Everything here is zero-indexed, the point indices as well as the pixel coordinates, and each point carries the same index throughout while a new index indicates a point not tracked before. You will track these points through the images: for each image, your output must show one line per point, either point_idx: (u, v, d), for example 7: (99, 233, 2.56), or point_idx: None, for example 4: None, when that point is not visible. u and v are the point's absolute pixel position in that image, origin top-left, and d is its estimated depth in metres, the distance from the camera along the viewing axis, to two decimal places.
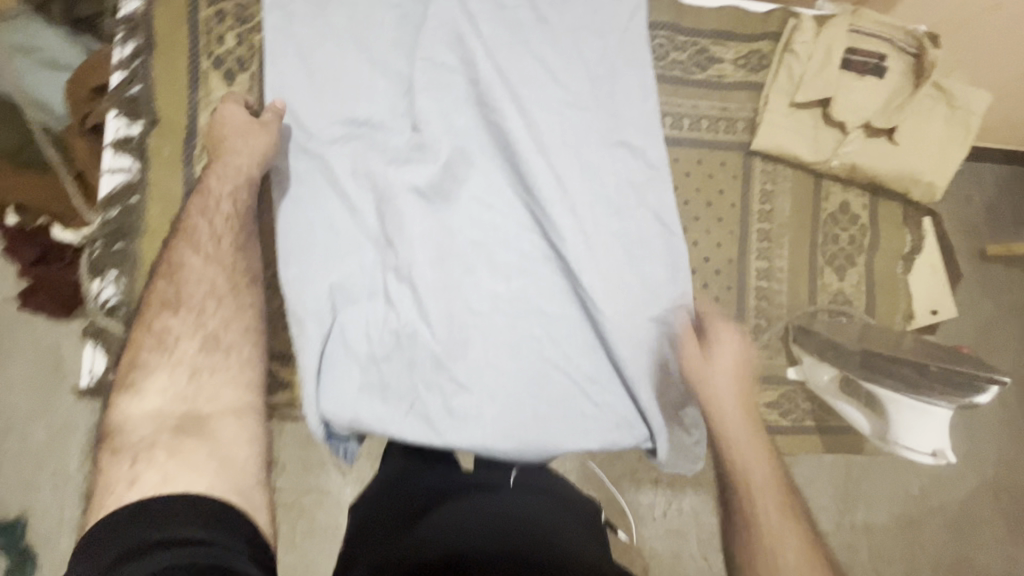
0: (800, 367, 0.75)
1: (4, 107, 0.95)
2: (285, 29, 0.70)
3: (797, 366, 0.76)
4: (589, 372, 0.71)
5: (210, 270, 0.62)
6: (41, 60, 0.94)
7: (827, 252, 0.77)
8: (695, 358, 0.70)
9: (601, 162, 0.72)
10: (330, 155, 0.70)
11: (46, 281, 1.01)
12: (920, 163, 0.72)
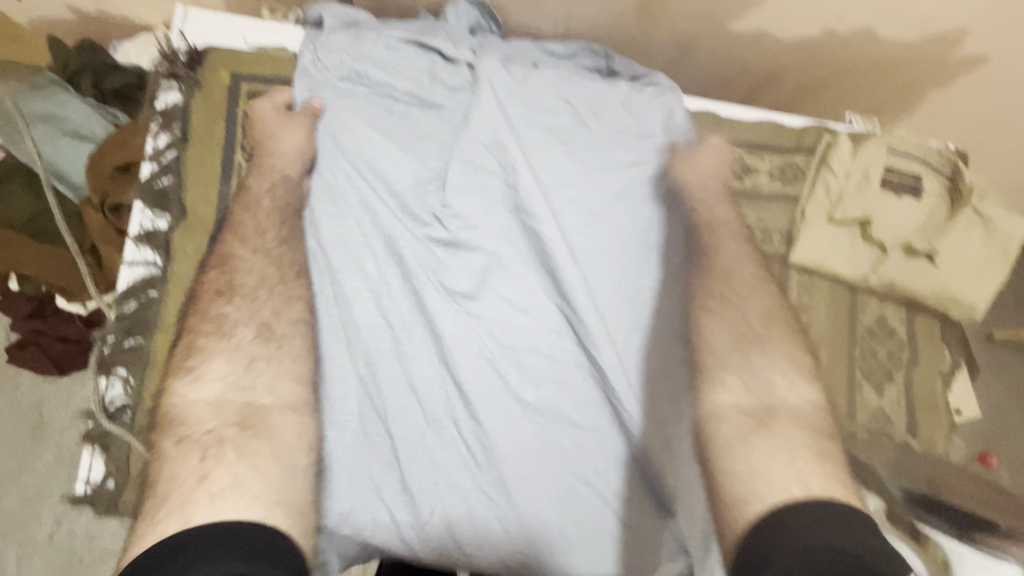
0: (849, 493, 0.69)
1: (20, 174, 0.93)
2: (329, 125, 0.69)
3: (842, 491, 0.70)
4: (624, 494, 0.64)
5: (241, 371, 0.61)
6: (65, 130, 0.93)
7: (866, 367, 0.74)
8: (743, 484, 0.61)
9: (637, 266, 0.70)
10: (360, 253, 0.67)
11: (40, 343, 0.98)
12: (959, 285, 0.72)
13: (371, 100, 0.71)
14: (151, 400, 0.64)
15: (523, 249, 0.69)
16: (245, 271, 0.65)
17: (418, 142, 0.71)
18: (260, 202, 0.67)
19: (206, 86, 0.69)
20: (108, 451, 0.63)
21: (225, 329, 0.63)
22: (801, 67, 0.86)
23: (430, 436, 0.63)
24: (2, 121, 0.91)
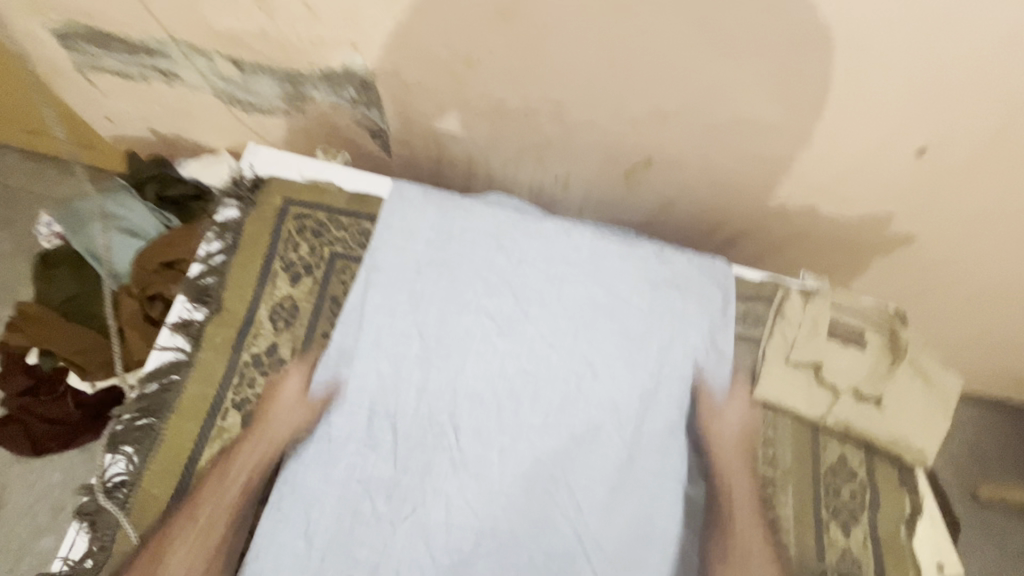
0: None
1: (73, 263, 1.05)
2: (377, 239, 0.82)
3: None
4: None
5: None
6: (122, 226, 1.07)
7: (829, 504, 0.78)
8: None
9: (633, 381, 0.80)
10: (380, 350, 0.77)
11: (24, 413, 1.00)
12: (908, 430, 0.78)
13: (424, 217, 0.84)
14: (150, 480, 0.67)
15: (546, 359, 0.80)
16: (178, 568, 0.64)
17: (466, 252, 0.84)
18: (297, 348, 0.76)
19: (261, 205, 0.82)
20: (96, 528, 0.64)
21: (268, 405, 0.73)
22: (760, 225, 1.02)
23: (428, 525, 0.70)
24: (77, 220, 1.07)
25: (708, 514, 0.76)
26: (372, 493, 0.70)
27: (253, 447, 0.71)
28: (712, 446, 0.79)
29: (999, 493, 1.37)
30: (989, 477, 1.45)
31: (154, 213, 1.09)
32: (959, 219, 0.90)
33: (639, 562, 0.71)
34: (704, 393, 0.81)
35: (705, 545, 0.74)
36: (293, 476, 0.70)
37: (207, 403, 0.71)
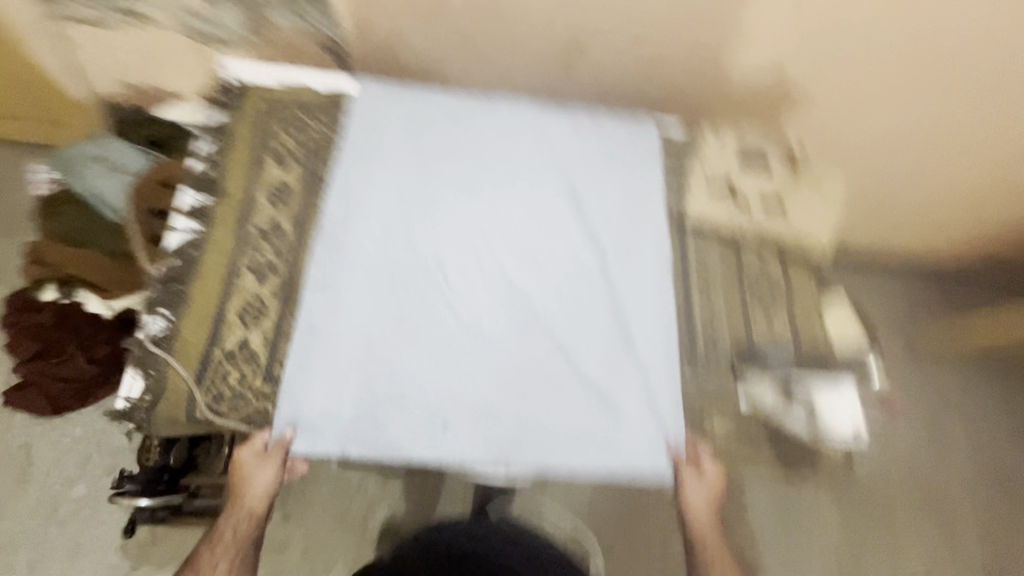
0: (747, 392, 0.91)
1: (71, 202, 1.15)
2: (355, 122, 0.96)
3: (745, 391, 0.91)
4: (590, 374, 0.86)
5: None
6: (111, 166, 1.17)
7: (753, 296, 0.96)
8: (666, 360, 0.88)
9: (582, 216, 0.96)
10: (369, 212, 0.91)
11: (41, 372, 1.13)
12: (806, 224, 1.00)
13: (389, 105, 0.97)
14: (188, 328, 0.80)
15: (510, 210, 0.94)
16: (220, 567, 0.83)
17: (430, 129, 0.97)
18: (293, 220, 0.89)
19: (244, 108, 0.96)
20: (149, 370, 0.78)
21: (276, 266, 0.86)
22: None
23: (432, 343, 0.84)
24: (67, 165, 1.17)
25: (659, 313, 0.90)
26: (379, 325, 0.84)
27: (270, 298, 0.84)
28: (659, 259, 0.94)
29: None
30: None
31: (143, 154, 1.19)
32: (848, 102, 0.98)
33: (608, 350, 0.87)
34: (645, 220, 0.96)
35: (662, 337, 0.89)
36: (308, 315, 0.83)
37: (225, 268, 0.84)
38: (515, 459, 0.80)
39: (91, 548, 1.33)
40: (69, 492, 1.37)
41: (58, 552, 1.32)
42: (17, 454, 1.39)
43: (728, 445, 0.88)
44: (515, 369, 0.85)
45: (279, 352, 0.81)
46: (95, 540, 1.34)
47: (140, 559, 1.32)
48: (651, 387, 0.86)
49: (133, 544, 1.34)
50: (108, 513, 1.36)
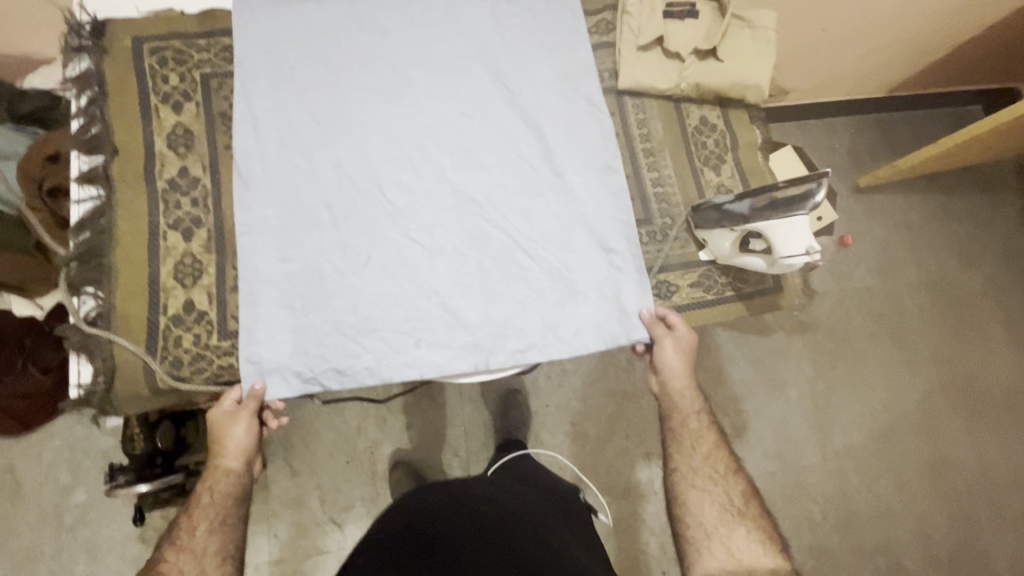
0: (708, 248, 0.89)
1: None
2: (242, 45, 0.84)
3: (707, 249, 0.91)
4: (553, 263, 0.85)
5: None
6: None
7: (700, 155, 0.95)
8: (622, 234, 0.87)
9: (516, 103, 0.90)
10: (286, 142, 0.83)
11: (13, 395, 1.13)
12: (745, 71, 0.92)
13: (278, 17, 0.86)
14: (123, 302, 0.74)
15: (438, 111, 0.88)
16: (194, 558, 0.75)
17: (333, 39, 0.87)
18: (206, 166, 0.81)
19: (112, 49, 0.82)
20: (91, 353, 0.73)
21: (201, 219, 0.79)
22: None
23: (386, 265, 0.81)
24: None
25: (611, 189, 0.89)
26: (327, 258, 0.80)
27: (204, 253, 0.78)
28: (604, 134, 0.90)
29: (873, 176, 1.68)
30: (864, 168, 1.76)
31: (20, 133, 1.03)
32: None
33: (565, 236, 0.86)
34: (583, 96, 0.91)
35: (615, 211, 0.88)
36: (250, 263, 0.78)
37: (145, 231, 0.77)
38: (494, 360, 0.80)
39: (109, 542, 1.34)
40: (69, 498, 1.35)
41: (78, 553, 1.33)
42: (3, 477, 1.35)
43: (697, 304, 0.90)
44: (477, 275, 0.83)
45: (231, 306, 0.77)
46: (115, 534, 1.35)
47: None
48: (612, 262, 0.86)
49: (151, 530, 1.35)
50: (115, 507, 1.36)
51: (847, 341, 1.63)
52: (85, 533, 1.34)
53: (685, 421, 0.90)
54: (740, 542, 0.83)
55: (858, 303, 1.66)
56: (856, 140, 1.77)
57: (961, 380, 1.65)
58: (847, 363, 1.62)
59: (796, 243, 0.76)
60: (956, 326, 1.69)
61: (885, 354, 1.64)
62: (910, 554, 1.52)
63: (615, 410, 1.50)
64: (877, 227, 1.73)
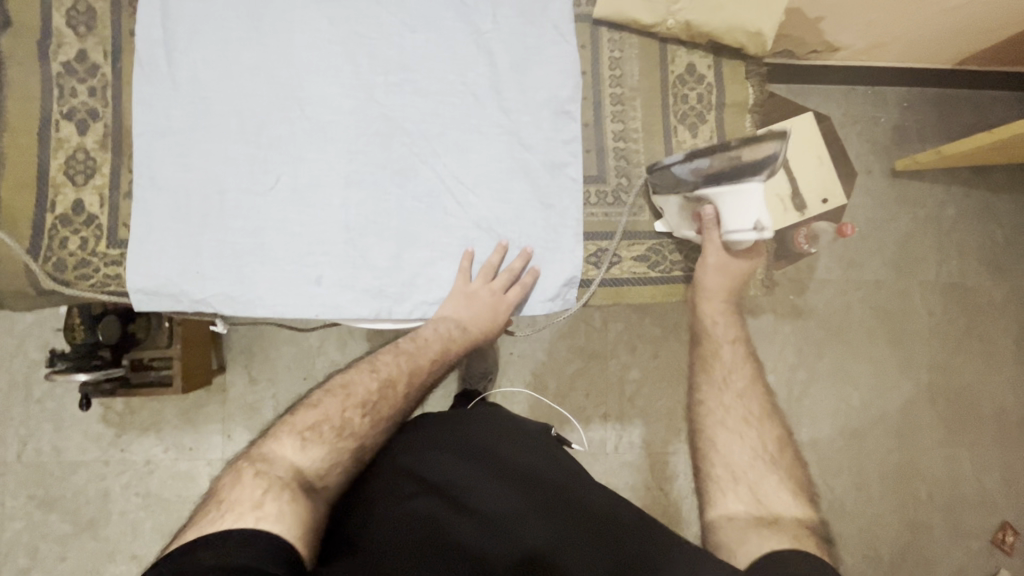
0: (665, 219, 0.79)
1: None
2: None
3: (662, 220, 0.81)
4: (480, 212, 0.77)
5: (320, 469, 0.62)
6: None
7: (679, 110, 0.82)
8: (569, 182, 0.79)
9: (471, 20, 0.78)
10: (200, 34, 0.73)
11: None
12: (748, 14, 0.77)
13: None
14: (9, 193, 0.70)
15: (378, 19, 0.77)
16: (389, 399, 0.69)
17: None
18: (110, 55, 0.73)
19: None
20: None
21: (100, 113, 0.72)
22: None
23: (296, 189, 0.75)
24: None
25: (563, 138, 0.79)
26: (233, 175, 0.74)
27: (98, 150, 0.72)
28: (566, 72, 0.78)
29: (910, 159, 1.49)
30: (905, 149, 1.55)
31: None
32: None
33: (500, 184, 0.77)
34: (550, 22, 0.78)
35: (562, 164, 0.79)
36: (148, 170, 0.72)
37: (36, 119, 0.71)
38: (399, 308, 0.76)
39: (58, 425, 1.35)
40: (20, 378, 1.36)
41: (27, 432, 1.34)
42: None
43: (639, 281, 0.81)
44: (397, 214, 0.77)
45: (124, 213, 0.72)
46: (65, 418, 1.36)
47: (123, 425, 1.36)
48: (548, 220, 0.78)
49: (113, 413, 1.36)
50: (65, 394, 1.36)
51: (840, 332, 1.52)
52: (34, 414, 1.35)
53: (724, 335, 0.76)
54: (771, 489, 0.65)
55: (860, 294, 1.53)
56: (905, 116, 1.55)
57: (953, 390, 1.55)
58: (836, 354, 1.52)
59: (744, 216, 0.68)
60: (963, 334, 1.56)
61: (877, 352, 1.53)
62: (853, 551, 1.47)
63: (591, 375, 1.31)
64: (904, 216, 1.56)
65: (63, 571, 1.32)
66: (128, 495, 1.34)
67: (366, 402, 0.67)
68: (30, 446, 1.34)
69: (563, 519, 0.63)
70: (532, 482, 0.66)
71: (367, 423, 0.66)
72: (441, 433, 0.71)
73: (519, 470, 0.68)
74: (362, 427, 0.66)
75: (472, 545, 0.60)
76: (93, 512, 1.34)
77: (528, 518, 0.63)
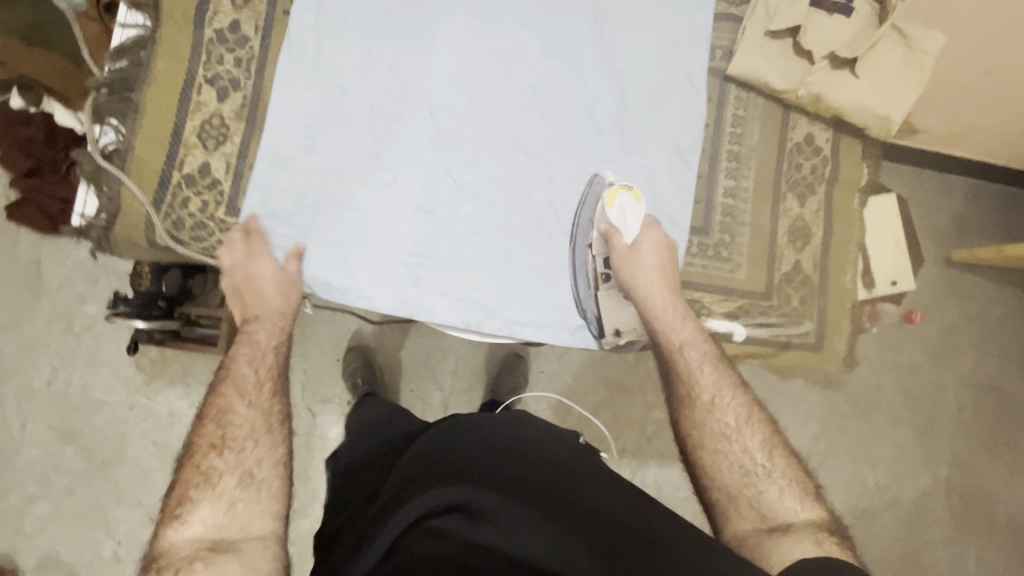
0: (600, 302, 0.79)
1: None
2: None
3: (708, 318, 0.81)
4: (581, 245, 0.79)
5: (224, 520, 0.60)
6: None
7: (790, 178, 0.82)
8: (620, 253, 0.75)
9: (607, 56, 0.79)
10: (349, 24, 0.75)
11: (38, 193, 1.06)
12: (876, 98, 0.78)
13: None
14: (141, 145, 0.71)
15: (518, 40, 0.78)
16: (238, 424, 0.67)
17: None
18: (253, 30, 0.74)
19: None
20: (101, 189, 0.71)
21: (238, 85, 0.73)
22: None
23: (410, 191, 0.76)
24: None
25: (675, 187, 0.80)
26: (353, 165, 0.75)
27: (233, 119, 0.73)
28: (689, 124, 0.80)
29: (970, 253, 1.49)
30: (966, 242, 1.55)
31: None
32: None
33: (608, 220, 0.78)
34: (683, 71, 0.79)
35: (669, 216, 0.80)
36: (276, 147, 0.73)
37: (181, 79, 0.72)
38: (489, 322, 0.77)
39: (90, 362, 1.37)
40: (68, 310, 1.38)
41: (62, 362, 1.36)
42: (27, 268, 1.37)
43: (725, 338, 0.81)
44: (502, 230, 0.78)
45: (244, 183, 0.74)
46: (100, 356, 1.37)
47: (153, 373, 1.37)
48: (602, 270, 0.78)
49: (146, 360, 1.37)
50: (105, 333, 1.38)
51: (867, 412, 1.51)
52: (75, 345, 1.38)
53: (693, 368, 0.72)
54: (774, 497, 0.63)
55: (894, 376, 1.53)
56: (970, 209, 1.55)
57: (970, 489, 1.53)
58: (858, 434, 1.51)
59: (597, 209, 0.78)
60: (988, 436, 1.55)
61: (901, 437, 1.52)
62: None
63: (626, 412, 1.30)
64: (951, 308, 1.55)
65: (70, 505, 1.32)
66: (146, 442, 1.35)
67: (217, 442, 0.65)
68: (62, 377, 1.36)
69: (551, 492, 0.62)
70: (512, 462, 0.65)
71: (224, 460, 0.64)
72: (415, 455, 0.68)
73: (519, 484, 0.62)
74: (227, 474, 0.63)
75: (461, 540, 0.55)
76: (107, 454, 1.34)
77: (516, 496, 0.60)
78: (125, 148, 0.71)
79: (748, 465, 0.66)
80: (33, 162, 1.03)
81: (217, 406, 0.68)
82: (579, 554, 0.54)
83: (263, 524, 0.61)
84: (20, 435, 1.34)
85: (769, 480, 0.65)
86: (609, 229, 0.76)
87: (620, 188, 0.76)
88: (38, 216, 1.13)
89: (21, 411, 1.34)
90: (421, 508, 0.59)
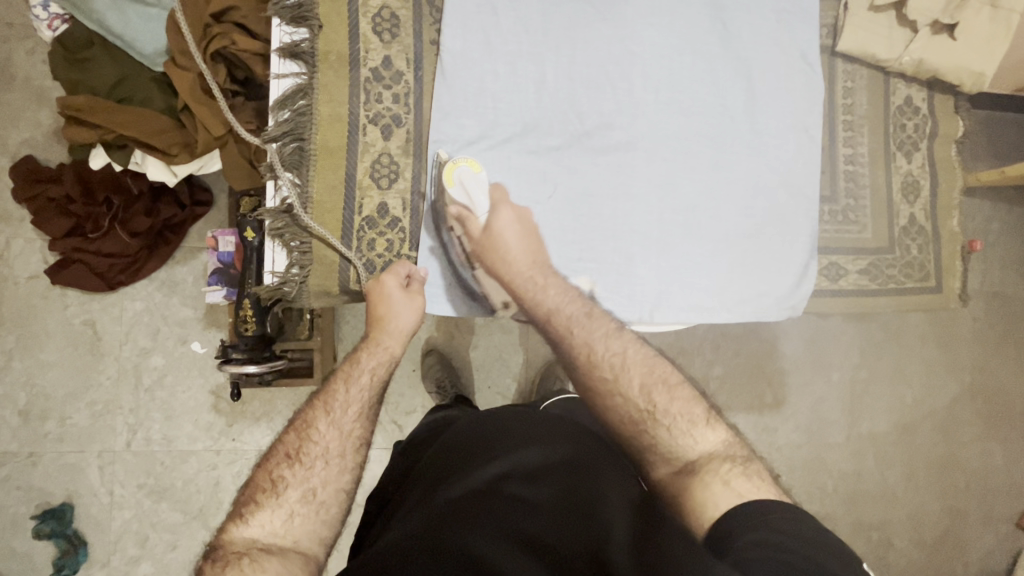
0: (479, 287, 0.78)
1: (107, 66, 0.94)
2: None
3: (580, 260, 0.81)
4: (729, 226, 0.84)
5: (280, 531, 0.58)
6: (119, 11, 0.90)
7: (896, 139, 0.90)
8: (480, 234, 0.73)
9: (730, 45, 0.83)
10: (495, 47, 0.77)
11: (82, 249, 1.14)
12: (972, 56, 0.85)
13: None
14: (320, 193, 0.72)
15: (649, 40, 0.81)
16: (317, 438, 0.64)
17: None
18: (408, 67, 0.75)
19: None
20: (288, 240, 0.72)
21: (402, 122, 0.75)
22: None
23: (572, 201, 0.80)
24: (83, 14, 0.91)
25: (805, 160, 0.86)
26: (516, 183, 0.78)
27: (401, 156, 0.75)
28: (810, 100, 0.85)
29: None
30: None
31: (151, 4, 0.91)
32: None
33: (750, 202, 0.84)
34: (800, 50, 0.85)
35: (804, 188, 0.86)
36: (449, 178, 0.76)
37: (345, 122, 0.73)
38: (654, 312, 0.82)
39: (150, 417, 1.23)
40: (116, 366, 1.23)
41: (117, 422, 1.22)
42: (82, 331, 1.23)
43: (861, 292, 0.90)
44: (656, 223, 0.83)
45: (421, 216, 0.76)
46: (154, 411, 1.23)
47: (235, 414, 1.24)
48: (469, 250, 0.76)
49: (225, 402, 1.25)
50: (157, 386, 1.23)
51: (899, 330, 1.38)
52: (122, 406, 1.22)
53: (573, 327, 0.71)
54: (669, 434, 0.65)
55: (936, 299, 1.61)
56: (998, 116, 1.33)
57: None
58: (894, 355, 1.38)
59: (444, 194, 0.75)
60: None
61: (932, 354, 1.39)
62: (903, 534, 1.37)
63: (729, 374, 1.31)
64: None
65: (175, 560, 1.22)
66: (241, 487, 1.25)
67: (302, 446, 0.63)
68: (117, 440, 1.22)
69: (574, 477, 0.62)
70: (555, 451, 0.65)
71: (301, 468, 0.61)
72: (458, 441, 0.70)
73: (554, 475, 0.62)
74: (296, 481, 0.61)
75: (474, 519, 0.57)
76: (205, 503, 1.22)
77: (535, 484, 0.61)
78: (303, 199, 0.72)
79: (633, 415, 0.66)
80: (73, 219, 1.12)
81: (309, 410, 0.66)
82: (584, 544, 0.55)
83: (312, 544, 0.58)
84: (82, 511, 1.20)
85: (661, 419, 0.65)
86: (462, 213, 0.73)
87: (455, 163, 0.74)
88: (86, 274, 1.17)
89: (104, 476, 1.21)
90: (442, 496, 0.60)
